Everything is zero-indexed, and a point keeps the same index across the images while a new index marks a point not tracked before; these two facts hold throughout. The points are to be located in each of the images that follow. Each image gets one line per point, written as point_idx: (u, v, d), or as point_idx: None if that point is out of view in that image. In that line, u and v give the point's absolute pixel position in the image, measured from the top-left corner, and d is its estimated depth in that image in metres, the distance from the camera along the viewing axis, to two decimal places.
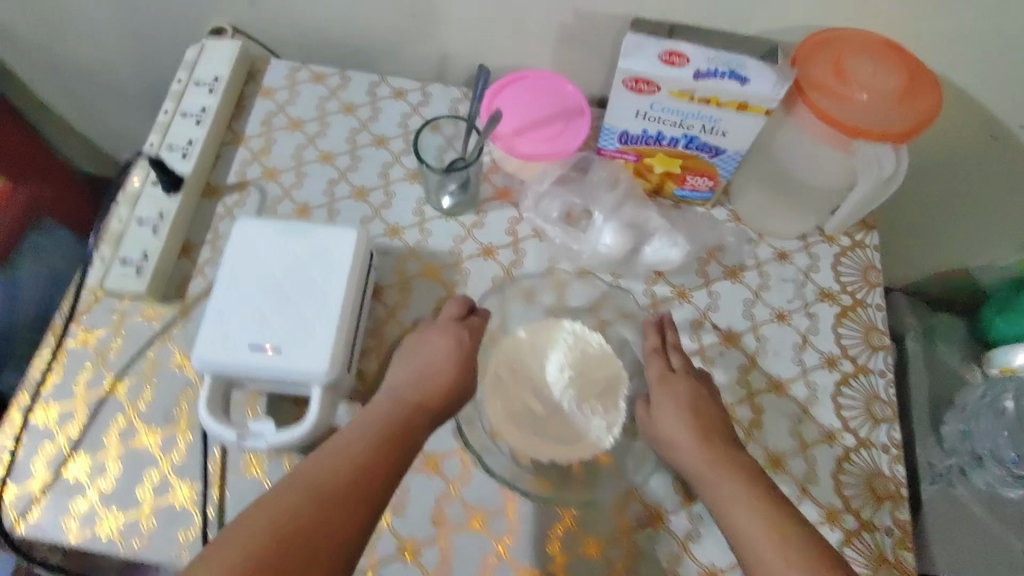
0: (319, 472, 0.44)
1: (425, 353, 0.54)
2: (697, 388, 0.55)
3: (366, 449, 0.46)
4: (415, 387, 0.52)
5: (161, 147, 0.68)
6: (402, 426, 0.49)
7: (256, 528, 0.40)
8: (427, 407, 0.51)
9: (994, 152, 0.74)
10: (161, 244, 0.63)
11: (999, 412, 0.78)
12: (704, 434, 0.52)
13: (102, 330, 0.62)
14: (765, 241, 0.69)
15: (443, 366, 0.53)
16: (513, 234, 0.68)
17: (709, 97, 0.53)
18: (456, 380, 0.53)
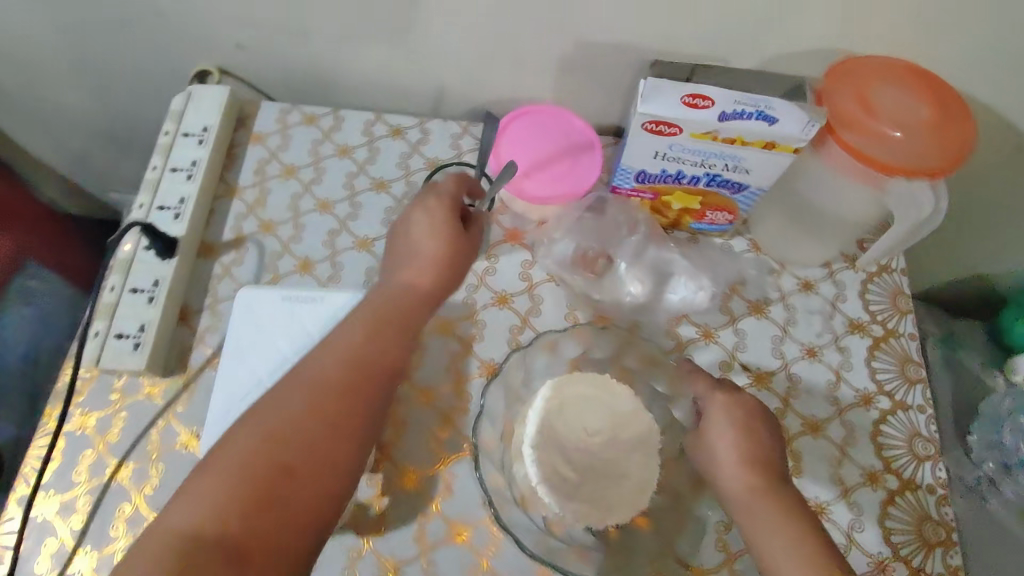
0: (319, 372, 0.47)
1: (414, 233, 0.57)
2: (747, 410, 0.53)
3: (364, 349, 0.49)
4: (410, 269, 0.55)
5: (151, 208, 0.65)
6: (398, 317, 0.52)
7: (261, 425, 0.44)
8: (423, 287, 0.55)
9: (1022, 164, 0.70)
10: (157, 315, 0.60)
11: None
12: (749, 461, 0.51)
13: (100, 412, 0.58)
14: (788, 271, 0.66)
15: (433, 246, 0.56)
16: (528, 279, 0.65)
17: (734, 137, 0.50)
18: (448, 256, 0.56)
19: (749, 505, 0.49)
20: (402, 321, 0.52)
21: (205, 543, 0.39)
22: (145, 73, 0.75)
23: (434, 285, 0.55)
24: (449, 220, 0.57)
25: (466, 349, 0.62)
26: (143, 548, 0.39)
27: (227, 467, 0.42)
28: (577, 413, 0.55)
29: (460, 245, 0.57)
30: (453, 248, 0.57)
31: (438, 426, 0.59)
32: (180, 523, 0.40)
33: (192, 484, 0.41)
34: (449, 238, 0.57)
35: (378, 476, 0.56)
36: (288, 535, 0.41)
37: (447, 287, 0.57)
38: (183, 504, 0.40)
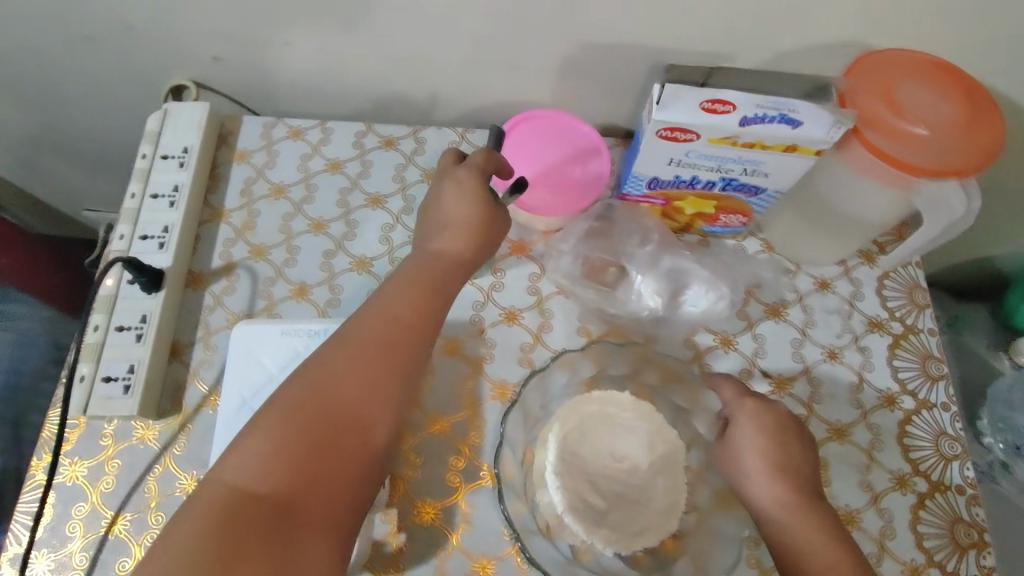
0: (364, 332, 0.45)
1: (443, 201, 0.52)
2: (782, 422, 0.50)
3: (409, 309, 0.47)
4: (442, 235, 0.52)
5: (133, 239, 0.61)
6: (436, 279, 0.50)
7: (309, 384, 0.42)
8: (455, 254, 0.51)
9: None
10: (148, 353, 0.56)
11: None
12: (782, 472, 0.48)
13: (92, 460, 0.55)
14: (803, 271, 0.64)
15: (466, 211, 0.51)
16: (536, 293, 0.62)
17: (753, 141, 0.49)
18: (482, 220, 0.51)
19: (783, 518, 0.46)
20: (442, 283, 0.49)
21: (258, 500, 0.38)
22: (116, 90, 0.71)
23: (467, 252, 0.51)
24: (479, 187, 0.52)
25: (477, 371, 0.59)
26: (197, 501, 0.38)
27: (277, 424, 0.40)
28: (602, 440, 0.53)
29: (494, 210, 0.52)
30: (485, 213, 0.51)
31: (454, 454, 0.56)
32: (234, 475, 0.38)
33: (244, 438, 0.40)
34: (481, 202, 0.51)
35: (392, 511, 0.53)
36: (335, 496, 0.40)
37: (479, 256, 0.52)
38: (237, 458, 0.39)
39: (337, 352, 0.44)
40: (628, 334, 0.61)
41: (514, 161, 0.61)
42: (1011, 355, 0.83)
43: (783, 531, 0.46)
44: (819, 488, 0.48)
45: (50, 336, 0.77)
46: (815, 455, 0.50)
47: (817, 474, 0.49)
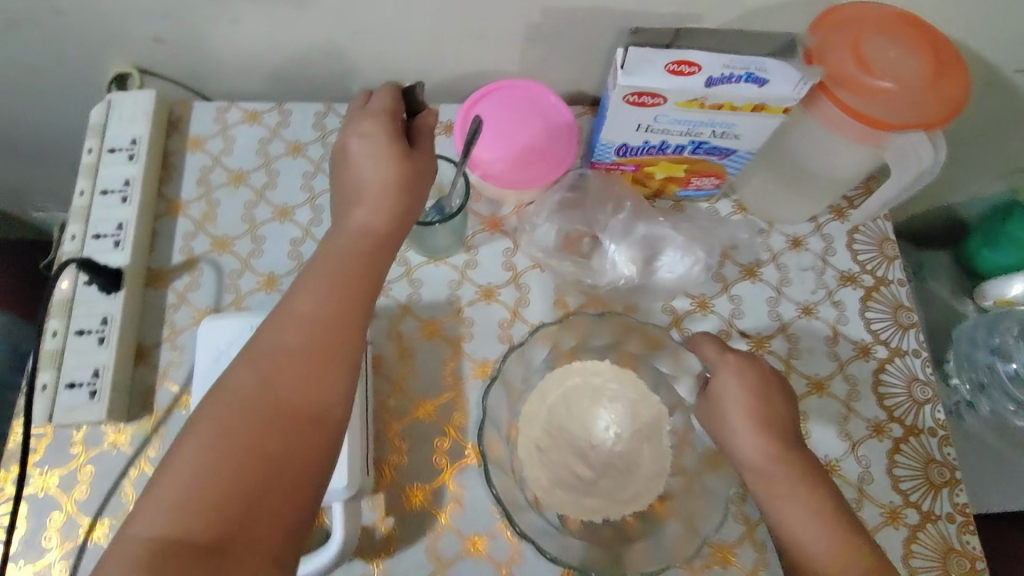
0: (285, 341, 0.40)
1: (353, 165, 0.47)
2: (767, 378, 0.49)
3: (335, 305, 0.42)
4: (360, 205, 0.46)
5: (85, 238, 0.57)
6: (363, 262, 0.44)
7: (230, 404, 0.38)
8: (379, 225, 0.46)
9: (992, 94, 0.69)
10: (112, 356, 0.54)
11: (995, 349, 0.79)
12: (768, 429, 0.47)
13: (63, 468, 0.53)
14: (776, 230, 0.65)
15: (381, 175, 0.46)
16: (512, 269, 0.61)
17: (722, 102, 0.48)
18: (400, 173, 0.46)
19: (766, 476, 0.46)
20: (371, 263, 0.44)
21: (182, 549, 0.33)
22: (54, 79, 0.66)
23: (390, 223, 0.46)
24: (390, 146, 0.46)
25: (457, 351, 0.58)
26: (113, 558, 0.33)
27: (197, 453, 0.36)
28: (587, 410, 0.53)
29: (410, 170, 0.47)
30: (405, 170, 0.46)
31: (440, 436, 0.55)
32: (150, 530, 0.34)
33: (159, 482, 0.35)
34: (399, 150, 0.46)
35: (380, 496, 0.53)
36: (271, 531, 0.35)
37: (404, 223, 0.47)
38: (152, 506, 0.34)
39: (258, 363, 0.39)
40: (606, 304, 0.60)
41: (490, 152, 0.60)
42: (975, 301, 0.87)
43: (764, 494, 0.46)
44: (801, 440, 0.48)
45: (10, 341, 0.75)
46: (797, 412, 0.49)
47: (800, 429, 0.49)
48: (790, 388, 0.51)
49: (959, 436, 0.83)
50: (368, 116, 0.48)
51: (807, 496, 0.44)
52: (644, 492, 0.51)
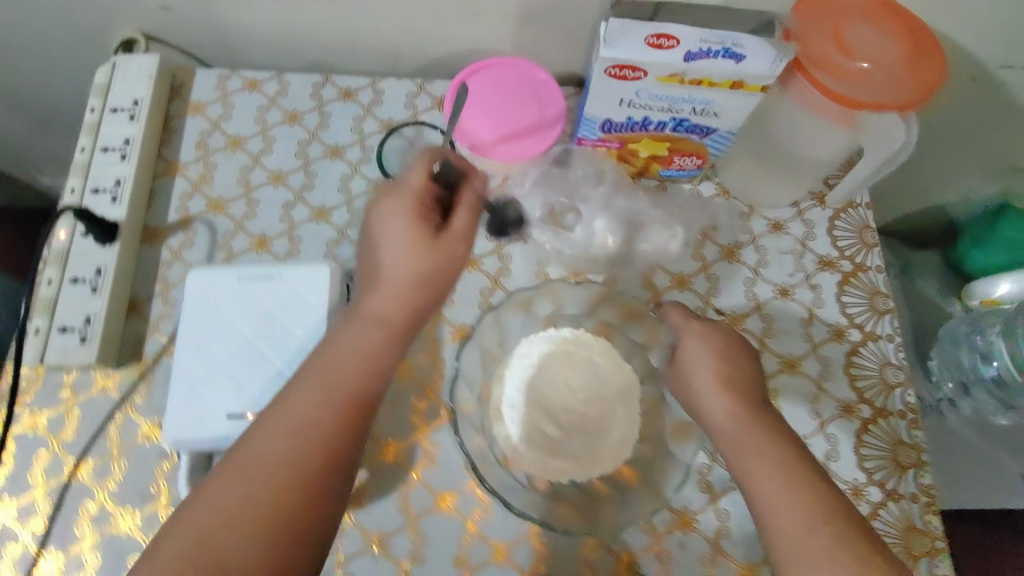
0: (275, 442, 0.41)
1: (381, 245, 0.49)
2: (732, 342, 0.51)
3: (330, 404, 0.42)
4: (375, 298, 0.47)
5: (84, 193, 0.59)
6: (365, 360, 0.44)
7: (216, 499, 0.39)
8: (390, 319, 0.46)
9: (981, 89, 0.70)
10: (104, 305, 0.56)
11: (978, 347, 0.78)
12: (733, 390, 0.48)
13: (53, 410, 0.55)
14: (757, 214, 0.66)
15: (403, 263, 0.47)
16: (496, 239, 0.63)
17: (701, 78, 0.49)
18: (422, 265, 0.47)
19: (737, 440, 0.46)
20: (377, 366, 0.45)
21: None
22: (63, 41, 0.69)
23: (405, 313, 0.47)
24: (414, 228, 0.48)
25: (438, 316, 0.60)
26: None
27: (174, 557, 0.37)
28: (562, 373, 0.55)
29: (434, 257, 0.48)
30: (427, 262, 0.47)
31: (417, 397, 0.57)
32: None
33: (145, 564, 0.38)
34: (427, 237, 0.48)
35: None
36: None
37: (417, 312, 0.48)
38: None
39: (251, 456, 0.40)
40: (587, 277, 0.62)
41: (478, 128, 0.60)
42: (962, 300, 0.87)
43: (737, 461, 0.46)
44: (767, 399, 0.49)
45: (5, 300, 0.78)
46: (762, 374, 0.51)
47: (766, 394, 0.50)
48: (753, 346, 0.53)
49: (940, 433, 0.83)
50: (401, 192, 0.49)
51: (784, 467, 0.44)
52: (612, 456, 0.53)
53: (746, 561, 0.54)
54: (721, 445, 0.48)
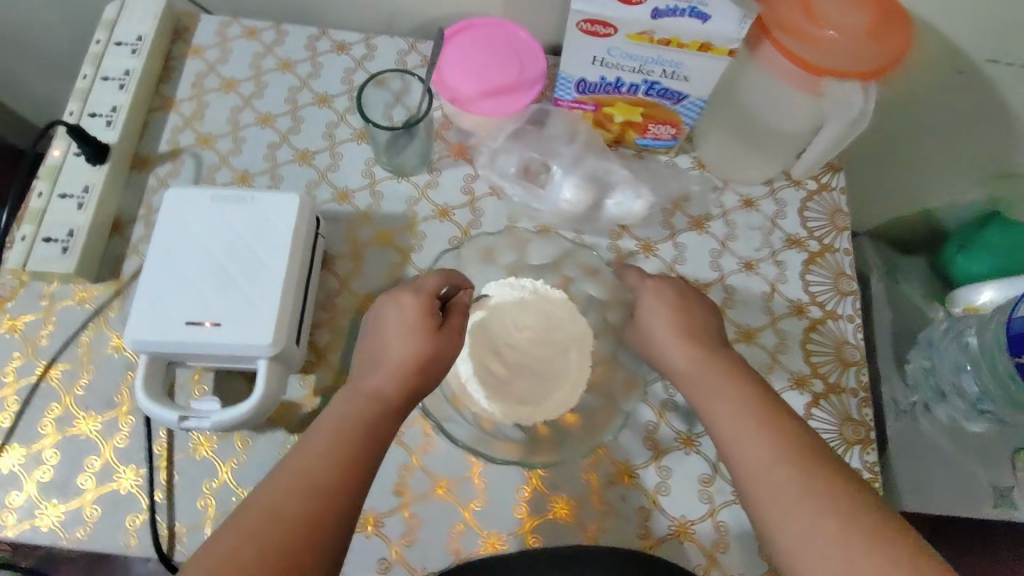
0: (284, 496, 0.39)
1: (385, 333, 0.49)
2: (681, 289, 0.54)
3: (339, 465, 0.41)
4: (376, 374, 0.47)
5: (82, 115, 0.63)
6: (364, 428, 0.44)
7: (222, 553, 0.37)
8: (389, 394, 0.46)
9: (972, 86, 0.68)
10: (88, 219, 0.59)
11: (962, 347, 0.69)
12: (688, 332, 0.51)
13: (31, 315, 0.58)
14: (730, 188, 0.67)
15: (405, 348, 0.47)
16: (469, 193, 0.65)
17: (669, 38, 0.51)
18: (422, 352, 0.48)
19: (698, 380, 0.49)
20: (377, 419, 0.45)
21: None
22: None
23: (405, 394, 0.47)
24: (419, 323, 0.48)
25: (406, 260, 0.62)
26: None
27: None
28: (517, 317, 0.56)
29: (439, 343, 0.48)
30: (431, 344, 0.48)
31: None
32: None
33: None
34: (426, 330, 0.48)
35: (311, 377, 0.57)
36: None
37: (416, 396, 0.48)
38: None
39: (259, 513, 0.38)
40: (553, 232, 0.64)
41: (458, 82, 0.61)
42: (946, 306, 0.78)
43: (701, 403, 0.48)
44: (721, 338, 0.52)
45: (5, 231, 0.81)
46: (716, 315, 0.54)
47: (721, 331, 0.53)
48: (709, 299, 0.55)
49: (909, 438, 0.75)
50: (410, 288, 0.50)
51: (751, 409, 0.46)
52: (559, 400, 0.54)
53: (680, 517, 0.54)
54: (680, 381, 0.51)
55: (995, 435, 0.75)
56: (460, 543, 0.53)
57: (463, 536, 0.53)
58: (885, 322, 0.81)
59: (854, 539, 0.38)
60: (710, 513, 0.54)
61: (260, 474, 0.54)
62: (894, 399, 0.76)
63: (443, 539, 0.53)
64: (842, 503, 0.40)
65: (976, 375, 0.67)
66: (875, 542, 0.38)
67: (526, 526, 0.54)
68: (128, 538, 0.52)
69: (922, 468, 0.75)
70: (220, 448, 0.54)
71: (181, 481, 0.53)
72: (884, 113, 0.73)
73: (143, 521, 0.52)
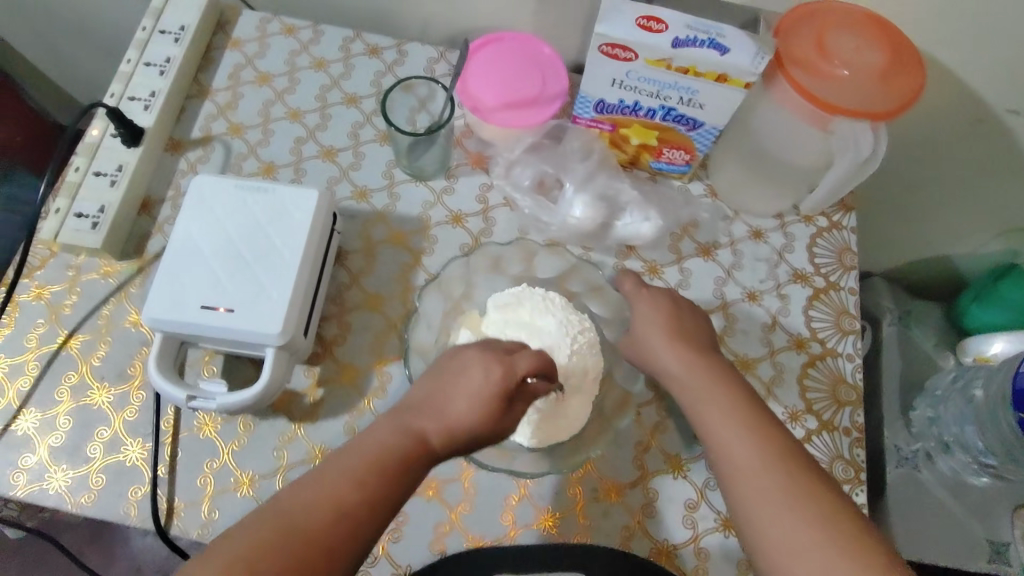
0: (312, 499, 0.39)
1: (452, 377, 0.47)
2: (678, 303, 0.56)
3: (373, 480, 0.41)
4: (428, 417, 0.45)
5: (122, 98, 0.66)
6: (407, 457, 0.43)
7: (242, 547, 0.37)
8: (441, 440, 0.45)
9: (996, 137, 0.68)
10: (118, 198, 0.61)
11: (968, 400, 0.68)
12: (683, 339, 0.53)
13: (56, 286, 0.61)
14: (740, 219, 0.68)
15: (467, 409, 0.45)
16: (484, 201, 0.67)
17: (687, 66, 0.52)
18: (487, 426, 0.46)
19: (691, 385, 0.51)
20: (422, 450, 0.43)
21: None
22: None
23: (449, 448, 0.45)
24: (492, 393, 0.46)
25: (416, 261, 0.64)
26: None
27: None
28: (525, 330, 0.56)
29: (499, 419, 0.46)
30: (491, 415, 0.45)
31: (380, 329, 0.61)
32: None
33: None
34: (500, 409, 0.46)
35: (315, 368, 0.59)
36: None
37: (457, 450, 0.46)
38: None
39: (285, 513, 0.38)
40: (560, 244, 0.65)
41: (480, 93, 0.63)
42: (958, 356, 0.79)
43: (695, 409, 0.49)
44: (711, 346, 0.54)
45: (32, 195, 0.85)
46: (706, 323, 0.56)
47: (711, 338, 0.55)
48: (701, 311, 0.57)
49: (910, 490, 0.73)
50: (498, 353, 0.48)
51: (738, 416, 0.47)
52: (559, 428, 0.54)
53: (663, 540, 0.55)
54: (668, 382, 0.53)
55: (997, 493, 0.72)
56: (443, 544, 0.54)
57: (448, 537, 0.54)
58: (892, 365, 0.80)
59: (831, 546, 0.39)
60: (692, 539, 0.55)
61: (258, 457, 0.56)
62: (896, 446, 0.74)
63: (428, 538, 0.54)
64: (819, 511, 0.41)
65: (979, 431, 0.67)
66: (852, 553, 0.39)
67: (510, 533, 0.55)
68: (129, 507, 0.54)
69: (924, 521, 0.72)
70: (223, 429, 0.56)
71: (183, 457, 0.56)
72: (903, 157, 0.73)
73: (144, 493, 0.54)
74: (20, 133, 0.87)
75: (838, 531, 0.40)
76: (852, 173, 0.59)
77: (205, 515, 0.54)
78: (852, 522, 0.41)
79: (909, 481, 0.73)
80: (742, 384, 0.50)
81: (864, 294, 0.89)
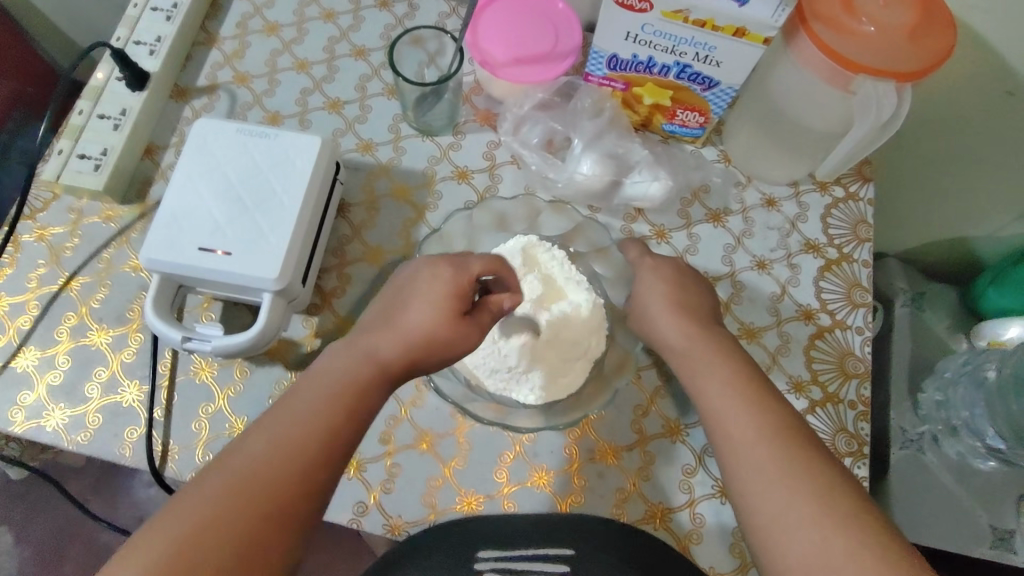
0: (332, 378, 0.42)
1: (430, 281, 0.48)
2: (683, 271, 0.55)
3: (308, 445, 0.38)
4: (413, 310, 0.46)
5: (127, 42, 0.65)
6: (400, 349, 0.44)
7: (160, 541, 0.33)
8: (401, 344, 0.44)
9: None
10: (122, 141, 0.61)
11: (979, 382, 0.65)
12: (682, 308, 0.52)
13: (58, 228, 0.61)
14: (753, 185, 0.66)
15: (438, 302, 0.46)
16: (490, 159, 0.66)
17: (705, 19, 0.50)
18: (451, 320, 0.45)
19: (687, 353, 0.50)
20: (360, 405, 0.41)
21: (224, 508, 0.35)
22: None
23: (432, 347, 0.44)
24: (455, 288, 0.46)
25: (419, 217, 0.63)
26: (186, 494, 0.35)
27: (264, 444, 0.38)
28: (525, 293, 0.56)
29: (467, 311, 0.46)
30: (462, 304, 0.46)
31: (380, 283, 0.60)
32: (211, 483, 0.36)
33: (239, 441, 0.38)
34: (445, 326, 0.45)
35: (314, 319, 0.58)
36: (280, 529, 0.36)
37: (439, 353, 0.45)
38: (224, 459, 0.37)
39: (220, 481, 0.36)
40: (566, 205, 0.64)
41: (489, 47, 0.61)
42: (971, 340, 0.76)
43: (691, 377, 0.48)
44: (716, 318, 0.53)
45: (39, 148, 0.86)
46: (710, 295, 0.55)
47: (715, 311, 0.54)
48: (705, 278, 0.56)
49: (915, 472, 0.71)
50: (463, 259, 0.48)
51: (734, 385, 0.46)
52: (556, 385, 0.54)
53: (658, 503, 0.54)
54: (666, 350, 0.52)
55: (1003, 480, 0.71)
56: (435, 498, 0.54)
57: (440, 490, 0.54)
58: (904, 345, 0.78)
59: (830, 518, 0.38)
60: (688, 503, 0.54)
61: (253, 403, 0.55)
62: (902, 428, 0.73)
63: (420, 491, 0.54)
64: (814, 484, 0.39)
65: (989, 414, 0.64)
66: (845, 525, 0.37)
67: (503, 489, 0.54)
68: (123, 447, 0.54)
69: (927, 504, 0.71)
70: (219, 374, 0.56)
71: (179, 401, 0.55)
72: (928, 130, 0.70)
73: (139, 434, 0.54)
74: (30, 85, 0.85)
75: (832, 503, 0.38)
76: (874, 137, 0.56)
77: (199, 458, 0.54)
78: (849, 494, 0.39)
79: (912, 463, 0.72)
80: (745, 358, 0.48)
81: (878, 273, 0.86)
